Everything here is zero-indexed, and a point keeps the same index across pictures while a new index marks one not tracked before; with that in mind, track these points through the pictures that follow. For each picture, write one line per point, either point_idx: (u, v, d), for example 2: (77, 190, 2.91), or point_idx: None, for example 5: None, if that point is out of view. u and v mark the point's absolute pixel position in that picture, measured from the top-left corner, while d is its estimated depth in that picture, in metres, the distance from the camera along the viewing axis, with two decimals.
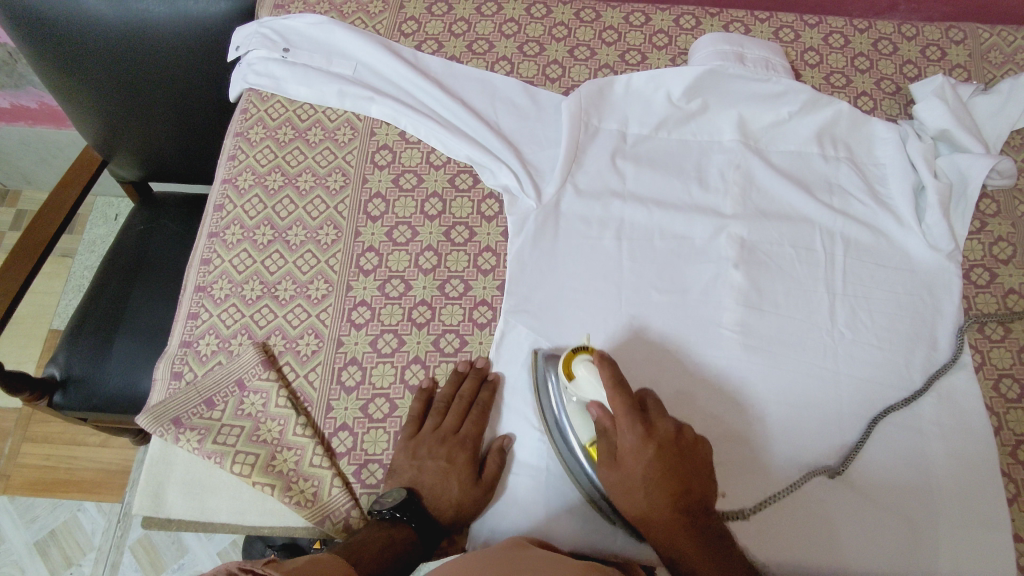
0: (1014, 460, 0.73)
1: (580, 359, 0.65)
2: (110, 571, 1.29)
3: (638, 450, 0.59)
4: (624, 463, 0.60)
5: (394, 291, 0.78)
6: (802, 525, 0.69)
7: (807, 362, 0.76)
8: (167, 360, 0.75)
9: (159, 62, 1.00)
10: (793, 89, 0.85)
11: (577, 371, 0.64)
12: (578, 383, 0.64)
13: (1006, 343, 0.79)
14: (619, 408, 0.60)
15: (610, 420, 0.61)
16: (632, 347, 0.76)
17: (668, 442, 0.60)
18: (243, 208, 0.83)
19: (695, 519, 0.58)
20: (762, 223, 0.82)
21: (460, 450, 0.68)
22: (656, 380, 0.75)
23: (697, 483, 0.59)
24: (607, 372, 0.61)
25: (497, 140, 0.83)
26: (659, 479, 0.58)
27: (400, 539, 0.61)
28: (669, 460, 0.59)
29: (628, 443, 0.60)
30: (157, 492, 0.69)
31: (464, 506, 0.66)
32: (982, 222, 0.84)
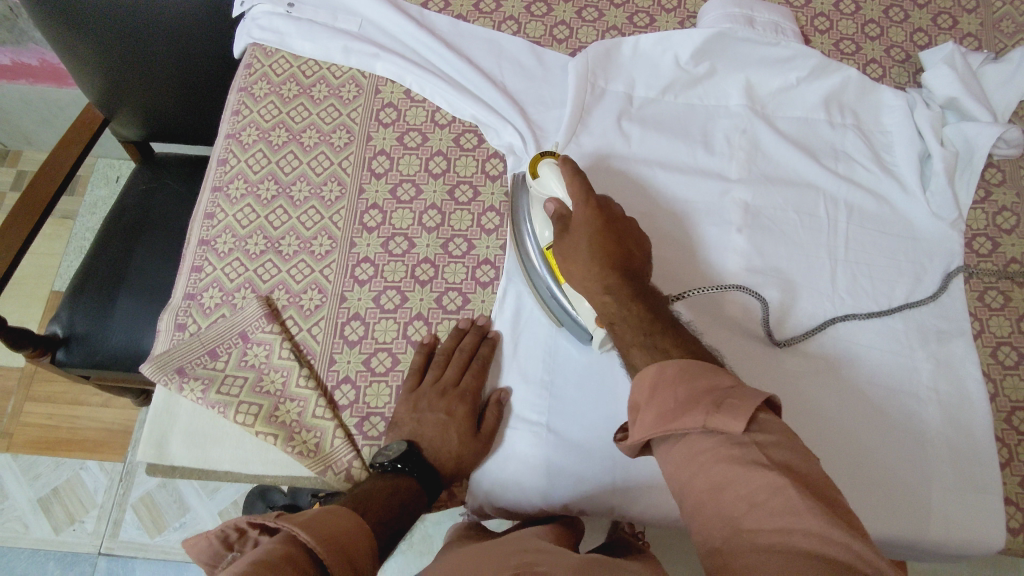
0: (1007, 426, 0.74)
1: (545, 160, 0.69)
2: (112, 528, 1.31)
3: (585, 217, 0.63)
4: (574, 233, 0.64)
5: (397, 248, 0.78)
6: (736, 343, 0.75)
7: (805, 327, 0.76)
8: (171, 313, 0.75)
9: (164, 16, 1.00)
10: (802, 54, 0.85)
11: (541, 170, 0.69)
12: (540, 179, 0.68)
13: (1006, 311, 0.79)
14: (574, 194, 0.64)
15: (563, 208, 0.66)
16: (604, 169, 0.81)
17: (615, 218, 0.64)
18: (246, 163, 0.82)
19: (631, 277, 0.61)
20: (766, 189, 0.82)
21: (459, 403, 0.69)
22: (626, 198, 0.81)
23: (636, 258, 0.63)
24: (566, 168, 0.66)
25: (502, 99, 0.82)
26: (600, 245, 0.62)
27: (405, 488, 0.62)
28: (611, 228, 0.63)
29: (577, 220, 0.64)
30: (161, 441, 0.70)
31: (463, 457, 0.67)
32: (986, 192, 0.84)
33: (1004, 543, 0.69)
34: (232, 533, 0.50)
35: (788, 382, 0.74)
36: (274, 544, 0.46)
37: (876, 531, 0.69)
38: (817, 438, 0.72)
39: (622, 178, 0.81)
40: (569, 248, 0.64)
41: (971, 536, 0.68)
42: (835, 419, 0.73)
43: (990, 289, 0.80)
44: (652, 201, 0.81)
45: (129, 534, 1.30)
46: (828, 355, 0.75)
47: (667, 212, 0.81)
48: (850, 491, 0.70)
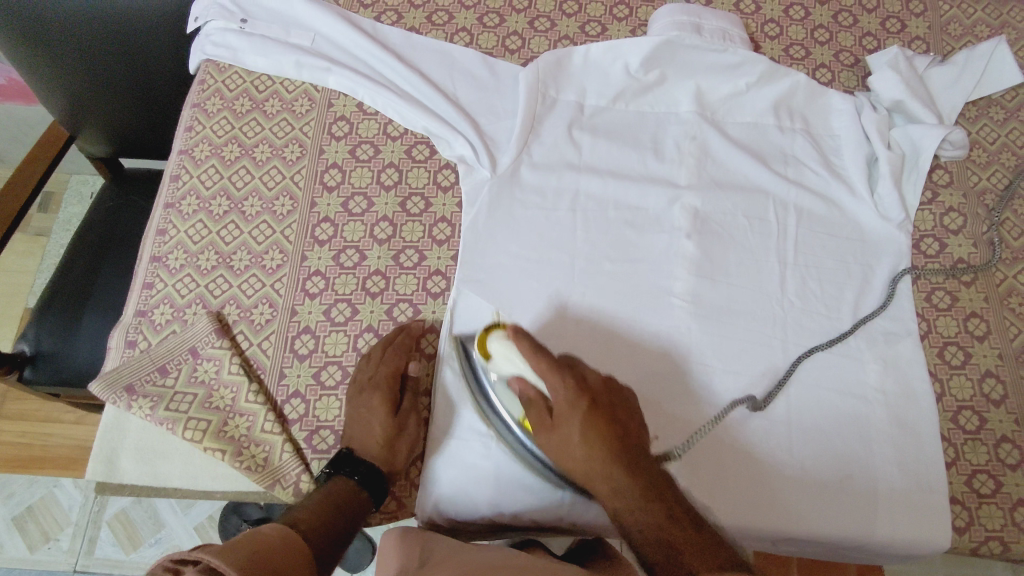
0: (954, 425, 0.74)
1: (494, 336, 0.65)
2: (87, 546, 1.30)
3: (569, 406, 0.59)
4: (560, 422, 0.59)
5: (349, 261, 0.78)
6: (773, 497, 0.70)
7: (752, 331, 0.77)
8: (122, 330, 0.75)
9: (128, 32, 1.01)
10: (748, 60, 0.85)
11: (492, 349, 0.65)
12: (495, 359, 0.65)
13: (952, 311, 0.79)
14: (545, 369, 0.60)
15: (536, 391, 0.62)
16: (574, 328, 0.76)
17: (596, 396, 0.60)
18: (198, 179, 0.82)
19: (637, 467, 0.57)
20: (715, 194, 0.83)
21: (375, 392, 0.70)
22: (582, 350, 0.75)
23: (633, 430, 0.60)
24: (523, 345, 0.62)
25: (453, 110, 0.83)
26: (596, 432, 0.58)
27: (336, 489, 0.63)
28: (599, 412, 0.59)
29: (561, 400, 0.60)
30: (110, 458, 0.70)
31: (391, 440, 0.69)
32: (934, 193, 0.85)
33: (950, 543, 0.69)
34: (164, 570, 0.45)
35: (766, 439, 0.73)
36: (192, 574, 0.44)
37: (827, 532, 0.69)
38: (801, 516, 0.69)
39: (569, 330, 0.76)
40: (560, 443, 0.60)
41: (918, 537, 0.69)
42: (785, 422, 0.73)
43: (938, 289, 0.80)
44: (620, 348, 0.76)
45: (105, 551, 1.30)
46: (795, 404, 0.74)
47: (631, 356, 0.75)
48: (806, 517, 0.69)
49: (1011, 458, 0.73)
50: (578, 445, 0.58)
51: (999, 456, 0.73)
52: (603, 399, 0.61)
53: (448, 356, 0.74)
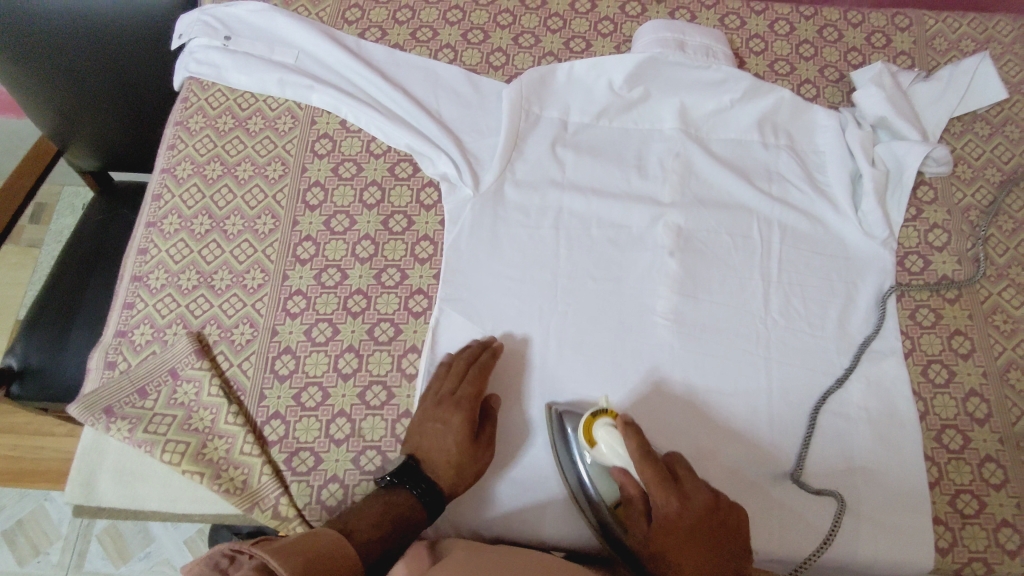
0: (938, 444, 0.74)
1: (601, 422, 0.64)
2: (76, 559, 1.30)
3: (671, 523, 0.59)
4: (659, 533, 0.59)
5: (330, 280, 0.78)
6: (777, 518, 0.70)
7: (740, 349, 0.77)
8: (102, 350, 0.75)
9: (110, 42, 1.01)
10: (732, 76, 0.85)
11: (598, 436, 0.63)
12: (598, 447, 0.63)
13: (936, 328, 0.79)
14: (652, 478, 0.59)
15: (636, 489, 0.61)
16: (648, 400, 0.74)
17: (701, 512, 0.59)
18: (181, 198, 0.82)
19: None
20: (699, 212, 0.82)
21: (455, 411, 0.67)
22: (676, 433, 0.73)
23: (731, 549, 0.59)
24: (632, 442, 0.60)
25: (437, 128, 0.83)
26: (695, 546, 0.58)
27: (397, 505, 0.63)
28: (701, 531, 0.59)
29: (662, 512, 0.59)
30: (88, 481, 0.69)
31: (463, 466, 0.66)
32: (918, 210, 0.85)
33: (932, 564, 0.69)
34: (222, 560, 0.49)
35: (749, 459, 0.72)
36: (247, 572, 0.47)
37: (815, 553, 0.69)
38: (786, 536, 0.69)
39: (665, 409, 0.74)
40: (654, 554, 0.60)
41: (899, 559, 0.68)
42: (766, 442, 0.73)
43: (922, 307, 0.80)
44: (708, 430, 0.73)
45: (94, 565, 1.29)
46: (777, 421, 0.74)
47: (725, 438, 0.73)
48: (779, 538, 0.69)
49: (995, 478, 0.72)
50: (676, 562, 0.59)
51: (983, 476, 0.72)
52: (709, 519, 0.59)
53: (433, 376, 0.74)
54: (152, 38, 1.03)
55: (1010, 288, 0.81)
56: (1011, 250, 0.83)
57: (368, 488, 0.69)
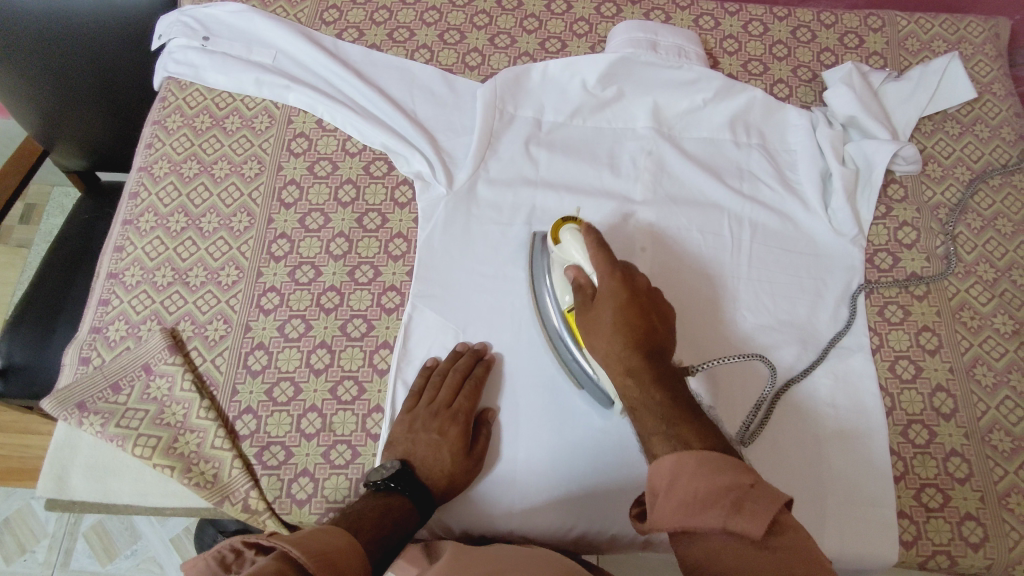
0: (903, 439, 0.75)
1: (568, 226, 0.70)
2: (64, 557, 1.30)
3: (615, 290, 0.64)
4: (597, 307, 0.64)
5: (304, 277, 0.79)
6: (795, 483, 0.72)
7: (703, 279, 0.80)
8: (76, 346, 0.76)
9: (83, 38, 1.01)
10: (704, 76, 0.86)
11: (563, 237, 0.70)
12: (562, 246, 0.70)
13: (904, 325, 0.80)
14: (600, 263, 0.65)
15: (587, 279, 0.66)
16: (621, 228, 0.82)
17: (641, 291, 0.64)
18: (157, 196, 0.83)
19: (653, 359, 0.60)
20: (670, 209, 0.83)
21: (451, 424, 0.69)
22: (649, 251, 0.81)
23: (661, 332, 0.63)
24: (591, 238, 0.67)
25: (411, 127, 0.84)
26: (624, 324, 0.62)
27: (396, 507, 0.61)
28: (638, 304, 0.63)
29: (603, 288, 0.64)
30: (62, 475, 0.70)
31: (456, 476, 0.67)
32: (888, 208, 0.86)
33: (896, 558, 0.69)
34: (229, 554, 0.52)
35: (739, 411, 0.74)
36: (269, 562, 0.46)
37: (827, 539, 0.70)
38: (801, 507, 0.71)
39: (628, 235, 0.82)
40: (591, 324, 0.64)
41: (867, 552, 0.69)
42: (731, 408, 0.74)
43: (890, 304, 0.81)
44: (673, 260, 0.81)
45: (80, 563, 1.30)
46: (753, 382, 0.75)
47: (687, 268, 0.81)
48: (798, 509, 0.71)
49: (959, 472, 0.73)
50: (609, 327, 0.63)
51: (947, 470, 0.73)
52: (646, 299, 0.64)
53: (403, 375, 0.75)
54: (124, 29, 1.02)
55: (978, 285, 0.82)
56: (979, 247, 0.84)
57: (338, 482, 0.70)
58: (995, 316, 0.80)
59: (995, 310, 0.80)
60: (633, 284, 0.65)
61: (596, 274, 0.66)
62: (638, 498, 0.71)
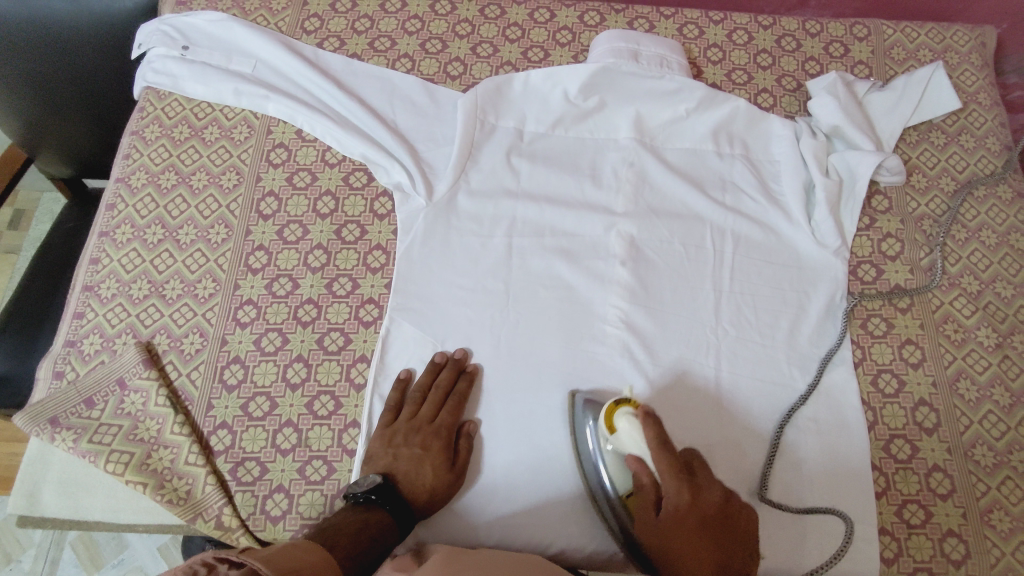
0: (885, 454, 0.74)
1: (624, 411, 0.65)
2: (49, 567, 1.24)
3: (678, 517, 0.61)
4: (667, 523, 0.61)
5: (281, 289, 0.78)
6: (785, 526, 0.70)
7: (693, 325, 0.78)
8: (50, 360, 0.75)
9: (61, 45, 1.00)
10: (687, 86, 0.86)
11: (618, 425, 0.65)
12: (619, 436, 0.65)
13: (887, 338, 0.79)
14: (663, 467, 0.61)
15: (649, 480, 0.63)
16: (670, 391, 0.75)
17: (712, 511, 0.61)
18: (134, 207, 0.82)
19: None
20: (652, 222, 0.83)
21: (434, 438, 0.69)
22: (687, 421, 0.74)
23: (737, 554, 0.60)
24: (652, 432, 0.62)
25: (391, 138, 0.84)
26: (697, 546, 0.60)
27: (374, 522, 0.59)
28: (710, 527, 0.60)
29: (670, 500, 0.61)
30: (33, 491, 0.69)
31: (438, 490, 0.67)
32: (872, 219, 0.85)
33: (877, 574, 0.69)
34: None
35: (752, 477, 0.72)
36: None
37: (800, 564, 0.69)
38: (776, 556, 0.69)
39: (676, 394, 0.75)
40: (657, 534, 0.62)
41: (847, 568, 0.68)
42: (727, 447, 0.73)
43: (874, 316, 0.80)
44: (712, 413, 0.74)
45: (66, 573, 1.24)
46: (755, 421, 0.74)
47: (721, 414, 0.74)
48: (771, 538, 0.69)
49: (942, 488, 0.72)
50: (680, 556, 0.60)
51: (930, 486, 0.72)
52: (715, 517, 0.61)
53: (380, 388, 0.74)
54: (96, 35, 1.01)
55: (962, 298, 0.81)
56: (964, 259, 0.83)
57: (313, 498, 0.69)
58: (979, 328, 0.79)
59: (979, 323, 0.80)
60: (702, 503, 0.61)
61: (660, 477, 0.62)
62: None
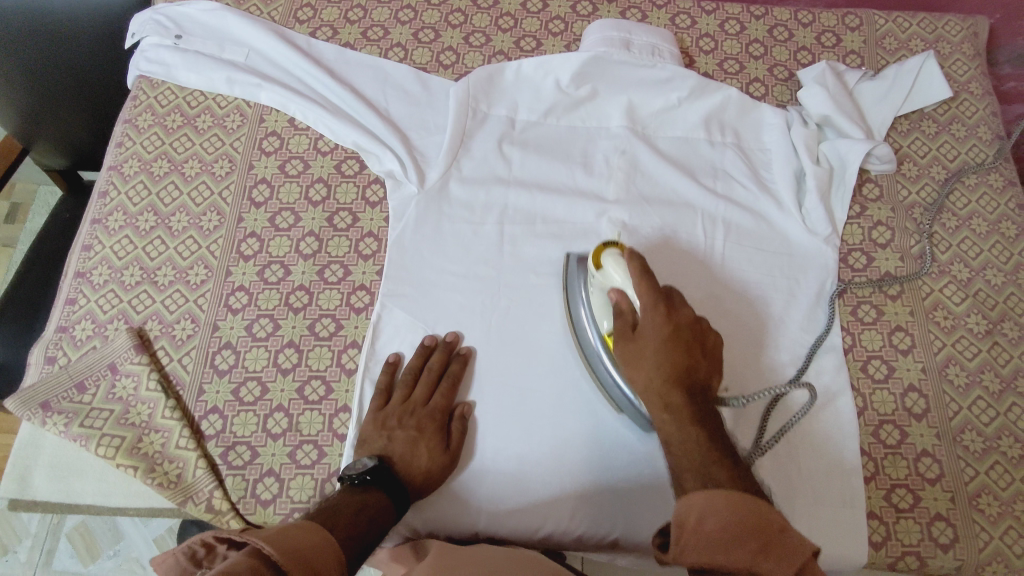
0: (875, 440, 0.74)
1: (610, 250, 0.68)
2: (45, 558, 1.23)
3: (659, 331, 0.62)
4: (641, 335, 0.63)
5: (273, 276, 0.79)
6: (815, 501, 0.71)
7: (688, 256, 0.81)
8: (42, 346, 0.75)
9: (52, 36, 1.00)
10: (679, 75, 0.86)
11: (605, 261, 0.68)
12: (605, 271, 0.68)
13: (877, 324, 0.79)
14: (644, 291, 0.64)
15: (629, 304, 0.65)
16: (659, 249, 0.81)
17: (686, 327, 0.63)
18: (126, 195, 0.83)
19: (693, 394, 0.60)
20: (643, 209, 0.83)
21: (428, 421, 0.69)
22: (677, 279, 0.79)
23: (704, 370, 0.62)
24: (635, 265, 0.65)
25: (383, 125, 0.84)
26: (668, 360, 0.61)
27: (373, 503, 0.59)
28: (683, 339, 0.62)
29: (649, 324, 0.63)
30: (23, 475, 0.70)
31: (432, 473, 0.67)
32: (863, 207, 0.85)
33: (866, 558, 0.69)
34: (200, 549, 0.48)
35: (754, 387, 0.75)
36: (240, 558, 0.43)
37: (808, 539, 0.69)
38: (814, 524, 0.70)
39: (664, 253, 0.80)
40: (635, 354, 0.62)
41: (835, 553, 0.69)
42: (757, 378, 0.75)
43: (864, 303, 0.80)
44: (703, 279, 0.80)
45: (62, 563, 1.22)
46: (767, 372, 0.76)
47: (704, 275, 0.80)
48: (807, 515, 0.70)
49: (931, 473, 0.72)
50: (651, 357, 0.61)
51: (919, 471, 0.73)
52: (688, 331, 0.63)
53: (370, 373, 0.74)
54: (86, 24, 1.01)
55: (952, 285, 0.81)
56: (954, 247, 0.83)
57: (304, 482, 0.69)
58: (968, 315, 0.80)
59: (968, 310, 0.80)
60: (678, 319, 0.63)
61: (640, 301, 0.64)
62: (612, 498, 0.71)
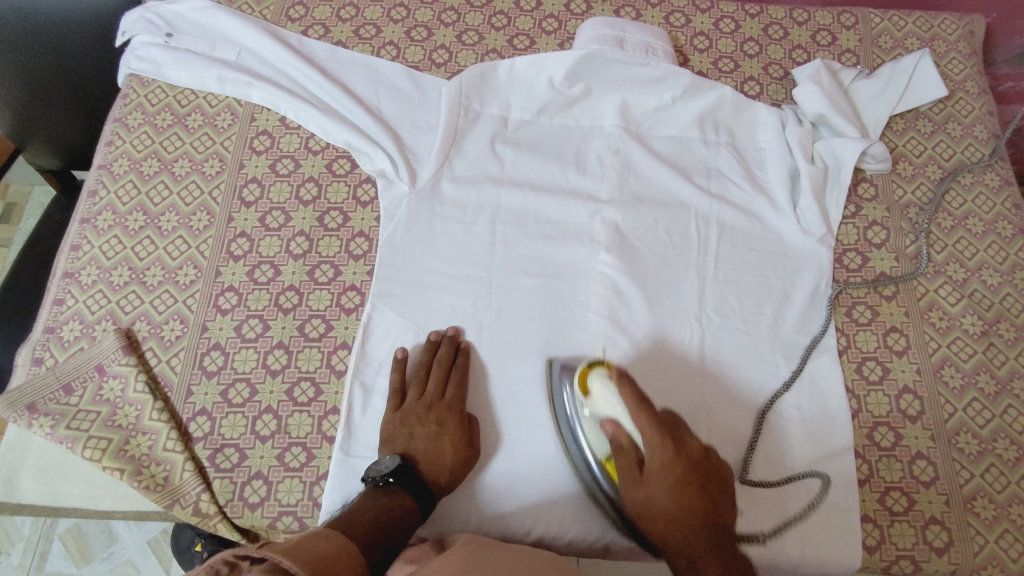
0: (869, 442, 0.74)
1: (597, 373, 0.67)
2: (38, 561, 1.21)
3: (663, 468, 0.63)
4: (650, 480, 0.63)
5: (263, 276, 0.78)
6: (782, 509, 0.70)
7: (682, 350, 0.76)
8: (30, 347, 0.74)
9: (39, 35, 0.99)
10: (672, 73, 0.85)
11: (593, 387, 0.67)
12: (595, 400, 0.66)
13: (872, 325, 0.79)
14: (646, 424, 0.63)
15: (628, 438, 0.64)
16: (651, 357, 0.75)
17: (694, 460, 0.63)
18: (115, 195, 0.82)
19: (713, 523, 0.60)
20: (636, 209, 0.82)
21: (448, 415, 0.69)
22: (667, 395, 0.74)
23: (721, 505, 0.62)
24: (626, 390, 0.64)
25: (375, 124, 0.83)
26: (688, 494, 0.62)
27: (393, 505, 0.60)
28: (695, 485, 0.62)
29: (654, 458, 0.63)
30: (9, 477, 0.69)
31: (457, 469, 0.67)
32: (858, 207, 0.85)
33: (860, 562, 0.68)
34: None
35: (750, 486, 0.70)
36: (258, 573, 0.43)
37: (790, 551, 0.68)
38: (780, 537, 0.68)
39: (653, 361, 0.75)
40: (644, 500, 0.63)
41: (828, 558, 0.68)
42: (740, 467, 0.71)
43: (858, 304, 0.80)
44: (692, 380, 0.75)
45: (55, 567, 1.21)
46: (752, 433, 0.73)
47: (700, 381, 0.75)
48: (771, 522, 0.69)
49: (925, 475, 0.72)
50: (664, 502, 0.62)
51: (913, 474, 0.72)
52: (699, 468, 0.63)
53: (361, 374, 0.73)
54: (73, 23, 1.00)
55: (947, 285, 0.81)
56: (950, 247, 0.83)
57: (292, 485, 0.69)
58: (964, 316, 0.79)
59: (964, 311, 0.79)
60: (687, 452, 0.63)
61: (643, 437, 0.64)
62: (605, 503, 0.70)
